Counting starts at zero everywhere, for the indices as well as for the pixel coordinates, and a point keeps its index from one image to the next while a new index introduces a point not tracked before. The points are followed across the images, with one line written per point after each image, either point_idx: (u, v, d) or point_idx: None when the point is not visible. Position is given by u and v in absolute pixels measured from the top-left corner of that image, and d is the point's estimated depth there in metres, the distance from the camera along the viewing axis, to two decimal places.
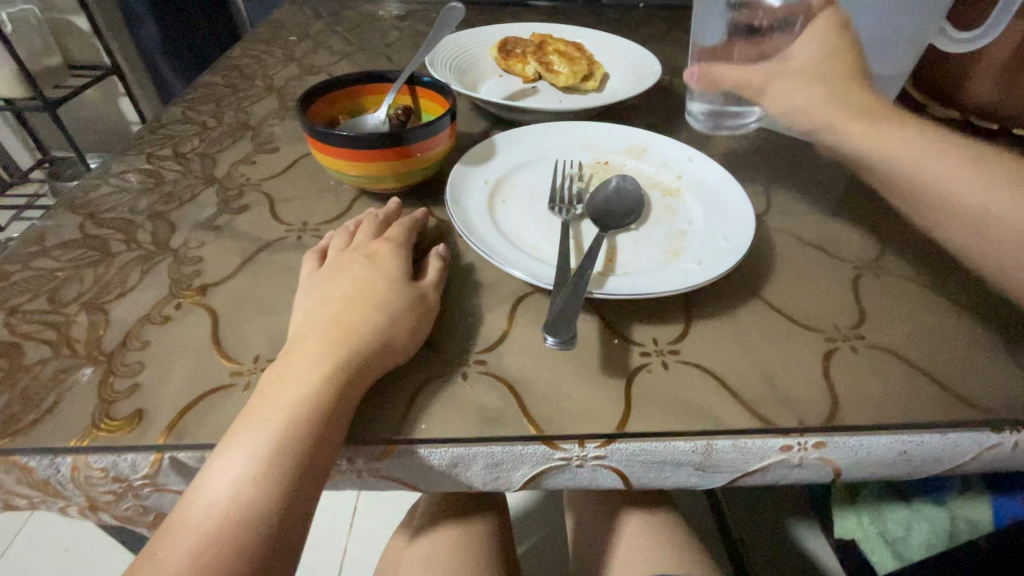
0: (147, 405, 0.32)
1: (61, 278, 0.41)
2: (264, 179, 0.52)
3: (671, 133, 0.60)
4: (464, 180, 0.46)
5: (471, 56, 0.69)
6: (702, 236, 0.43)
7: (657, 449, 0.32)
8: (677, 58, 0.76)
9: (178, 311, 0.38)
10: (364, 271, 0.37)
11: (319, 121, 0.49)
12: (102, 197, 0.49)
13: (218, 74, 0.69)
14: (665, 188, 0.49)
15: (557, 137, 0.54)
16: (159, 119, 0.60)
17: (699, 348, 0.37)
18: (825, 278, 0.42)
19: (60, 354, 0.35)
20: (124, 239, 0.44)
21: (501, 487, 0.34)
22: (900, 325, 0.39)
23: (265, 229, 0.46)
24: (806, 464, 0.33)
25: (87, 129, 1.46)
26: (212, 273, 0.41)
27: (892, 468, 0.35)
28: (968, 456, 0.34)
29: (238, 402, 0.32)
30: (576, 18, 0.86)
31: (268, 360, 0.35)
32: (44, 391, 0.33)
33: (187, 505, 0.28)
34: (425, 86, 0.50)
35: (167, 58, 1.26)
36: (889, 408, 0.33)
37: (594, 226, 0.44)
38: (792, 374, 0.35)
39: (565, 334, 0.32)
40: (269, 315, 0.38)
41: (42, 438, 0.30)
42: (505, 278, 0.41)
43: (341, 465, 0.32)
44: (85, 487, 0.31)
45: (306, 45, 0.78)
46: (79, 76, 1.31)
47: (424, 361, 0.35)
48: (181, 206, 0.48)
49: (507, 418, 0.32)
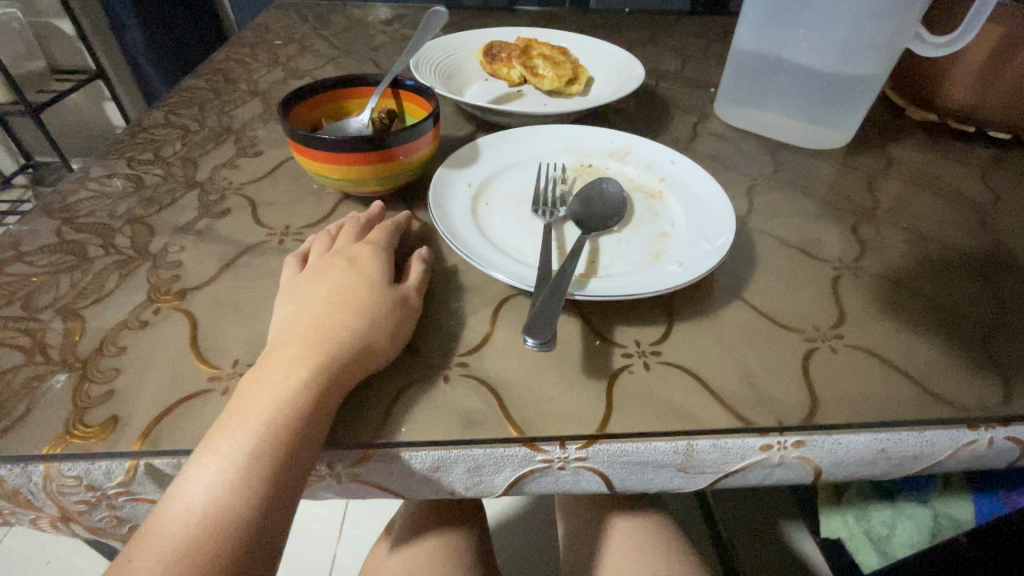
0: (123, 411, 0.32)
1: (36, 283, 0.40)
2: (246, 183, 0.51)
3: (655, 136, 0.61)
4: (447, 182, 0.46)
5: (456, 60, 0.69)
6: (684, 238, 0.43)
7: (637, 450, 0.32)
8: (662, 62, 0.76)
9: (156, 316, 0.37)
10: (344, 274, 0.37)
11: (302, 124, 0.49)
12: (80, 202, 0.48)
13: (202, 78, 0.69)
14: (648, 190, 0.49)
15: (541, 141, 0.54)
16: (141, 123, 0.59)
17: (682, 348, 0.37)
18: (805, 279, 0.43)
19: (33, 360, 0.34)
20: (101, 244, 0.44)
21: (483, 490, 0.34)
22: (879, 325, 0.39)
23: (247, 233, 0.45)
24: (786, 463, 0.34)
25: (71, 133, 1.44)
26: (191, 278, 0.41)
27: (870, 467, 0.35)
28: (945, 453, 0.34)
29: (216, 407, 0.32)
30: (562, 22, 0.87)
31: (247, 365, 0.34)
32: (17, 398, 0.32)
33: (163, 512, 0.28)
34: (408, 89, 0.50)
35: (153, 63, 1.25)
36: (868, 406, 0.34)
37: (576, 228, 0.44)
38: (772, 373, 0.35)
39: (545, 336, 0.32)
40: (249, 319, 0.38)
41: (13, 445, 0.30)
42: (488, 281, 0.41)
43: (320, 470, 0.32)
44: (57, 496, 0.31)
45: (291, 49, 0.78)
46: (62, 80, 1.30)
47: (405, 365, 0.35)
48: (162, 210, 0.48)
49: (488, 421, 0.32)
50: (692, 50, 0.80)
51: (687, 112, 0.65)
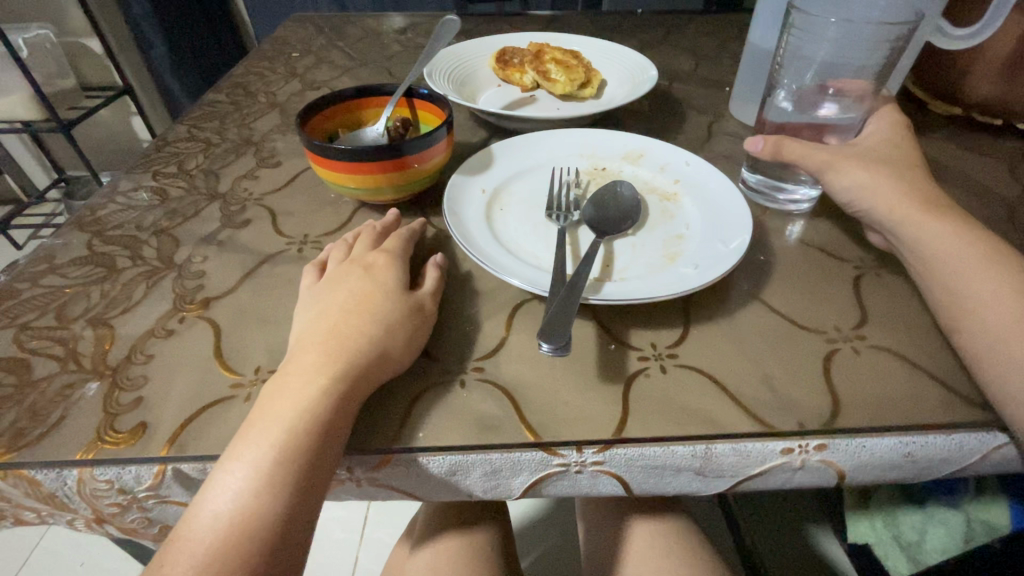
0: (151, 417, 0.33)
1: (70, 294, 0.42)
2: (265, 193, 0.52)
3: (669, 137, 0.60)
4: (462, 189, 0.47)
5: (469, 66, 0.70)
6: (700, 239, 0.43)
7: (656, 455, 0.32)
8: (675, 62, 0.76)
9: (182, 325, 0.39)
10: (361, 281, 0.38)
11: (319, 135, 0.50)
12: (110, 215, 0.50)
13: (223, 92, 0.71)
14: (662, 192, 0.49)
15: (554, 145, 0.54)
16: (165, 137, 0.61)
17: (698, 352, 0.36)
18: (826, 279, 0.42)
19: (66, 369, 0.36)
20: (130, 255, 0.45)
21: (501, 494, 0.34)
22: (902, 325, 0.38)
23: (267, 242, 0.46)
24: (807, 467, 0.33)
25: (99, 148, 1.49)
26: (214, 287, 0.42)
27: (895, 471, 0.34)
28: (975, 457, 0.33)
29: (240, 413, 0.33)
30: (574, 25, 0.87)
31: (269, 371, 0.35)
32: (52, 406, 0.34)
33: (191, 517, 0.29)
34: (422, 97, 0.51)
35: (177, 77, 1.28)
36: (893, 409, 0.33)
37: (591, 232, 0.44)
38: (792, 375, 0.35)
39: (560, 341, 0.32)
40: (271, 327, 0.38)
41: (48, 451, 0.31)
42: (503, 286, 0.42)
43: (340, 474, 0.33)
44: (90, 499, 0.32)
45: (308, 61, 0.80)
46: (91, 97, 1.34)
47: (421, 370, 0.35)
48: (186, 221, 0.49)
49: (505, 425, 0.32)
50: (705, 50, 0.79)
51: (702, 112, 0.65)
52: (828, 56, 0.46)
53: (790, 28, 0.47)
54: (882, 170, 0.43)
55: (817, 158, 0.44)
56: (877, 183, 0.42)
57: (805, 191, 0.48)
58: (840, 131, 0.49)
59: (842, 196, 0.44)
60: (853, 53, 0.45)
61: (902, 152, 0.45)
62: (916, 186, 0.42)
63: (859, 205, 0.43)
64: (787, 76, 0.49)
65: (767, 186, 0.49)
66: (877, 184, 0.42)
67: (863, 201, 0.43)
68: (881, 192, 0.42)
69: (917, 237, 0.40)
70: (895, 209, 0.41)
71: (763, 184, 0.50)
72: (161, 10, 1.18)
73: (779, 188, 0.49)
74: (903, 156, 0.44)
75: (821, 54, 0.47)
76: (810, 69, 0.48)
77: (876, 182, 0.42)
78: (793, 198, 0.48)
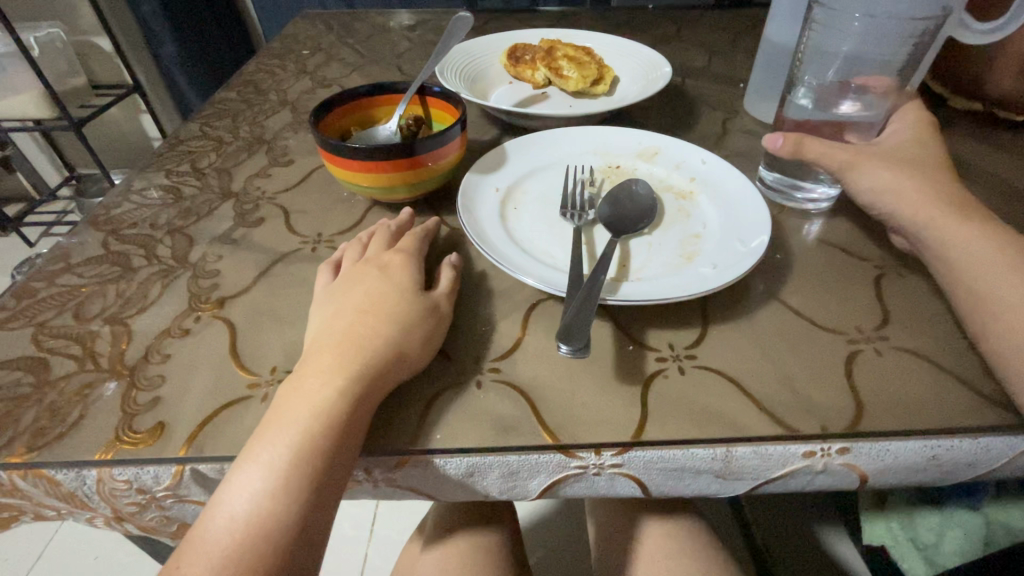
0: (168, 417, 0.33)
1: (86, 293, 0.42)
2: (278, 192, 0.52)
3: (683, 134, 0.60)
4: (476, 187, 0.46)
5: (480, 63, 0.69)
6: (718, 239, 0.42)
7: (675, 457, 0.32)
8: (688, 58, 0.75)
9: (197, 324, 0.39)
10: (376, 281, 0.37)
11: (332, 133, 0.50)
12: (125, 213, 0.50)
13: (234, 90, 0.71)
14: (678, 190, 0.48)
15: (568, 143, 0.54)
16: (178, 135, 0.61)
17: (717, 353, 0.36)
18: (847, 279, 0.41)
19: (84, 368, 0.36)
20: (145, 254, 0.45)
21: (517, 495, 0.34)
22: (925, 326, 0.38)
23: (281, 241, 0.46)
24: (829, 470, 0.33)
25: (110, 146, 1.50)
26: (229, 286, 0.42)
27: (919, 474, 0.34)
28: (1002, 461, 0.33)
29: (257, 413, 0.33)
30: (585, 21, 0.86)
31: (285, 371, 0.35)
32: (71, 405, 0.34)
33: (208, 519, 0.29)
34: (435, 95, 0.51)
35: (187, 75, 1.28)
36: (917, 412, 0.32)
37: (607, 231, 0.44)
38: (813, 377, 0.34)
39: (578, 342, 0.31)
40: (286, 326, 0.38)
41: (67, 450, 0.31)
42: (518, 285, 0.41)
43: (357, 475, 0.32)
44: (110, 498, 0.32)
45: (318, 58, 0.80)
46: (102, 95, 1.35)
47: (438, 371, 0.35)
48: (200, 220, 0.49)
49: (523, 426, 0.32)
50: (718, 45, 0.79)
51: (716, 109, 0.64)
52: (851, 51, 0.46)
53: (811, 23, 0.47)
54: (904, 167, 0.42)
55: (837, 157, 0.43)
56: (899, 182, 0.42)
57: (823, 190, 0.47)
58: (859, 128, 0.48)
59: (862, 196, 0.44)
60: (878, 48, 0.44)
61: (925, 149, 0.44)
62: (939, 185, 0.41)
63: (880, 205, 0.43)
64: (808, 72, 0.48)
65: (784, 185, 0.49)
66: (899, 183, 0.41)
67: (884, 200, 0.42)
68: (903, 190, 0.41)
69: (941, 236, 0.39)
70: (917, 208, 0.40)
71: (780, 183, 0.49)
72: (170, 8, 1.18)
73: (797, 188, 0.48)
74: (925, 154, 0.44)
75: (843, 50, 0.46)
76: (832, 64, 0.47)
77: (898, 181, 0.42)
78: (812, 197, 0.48)
